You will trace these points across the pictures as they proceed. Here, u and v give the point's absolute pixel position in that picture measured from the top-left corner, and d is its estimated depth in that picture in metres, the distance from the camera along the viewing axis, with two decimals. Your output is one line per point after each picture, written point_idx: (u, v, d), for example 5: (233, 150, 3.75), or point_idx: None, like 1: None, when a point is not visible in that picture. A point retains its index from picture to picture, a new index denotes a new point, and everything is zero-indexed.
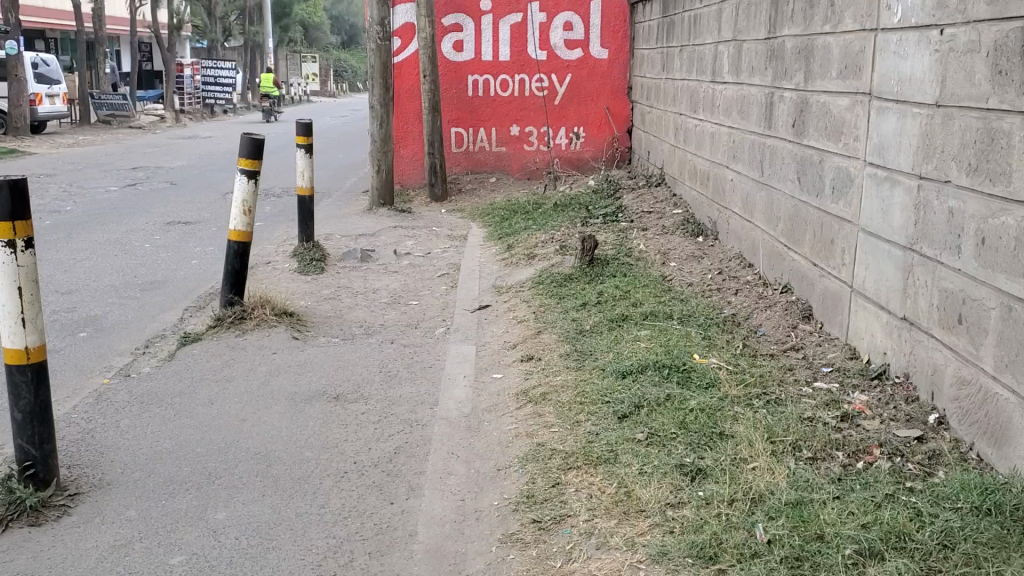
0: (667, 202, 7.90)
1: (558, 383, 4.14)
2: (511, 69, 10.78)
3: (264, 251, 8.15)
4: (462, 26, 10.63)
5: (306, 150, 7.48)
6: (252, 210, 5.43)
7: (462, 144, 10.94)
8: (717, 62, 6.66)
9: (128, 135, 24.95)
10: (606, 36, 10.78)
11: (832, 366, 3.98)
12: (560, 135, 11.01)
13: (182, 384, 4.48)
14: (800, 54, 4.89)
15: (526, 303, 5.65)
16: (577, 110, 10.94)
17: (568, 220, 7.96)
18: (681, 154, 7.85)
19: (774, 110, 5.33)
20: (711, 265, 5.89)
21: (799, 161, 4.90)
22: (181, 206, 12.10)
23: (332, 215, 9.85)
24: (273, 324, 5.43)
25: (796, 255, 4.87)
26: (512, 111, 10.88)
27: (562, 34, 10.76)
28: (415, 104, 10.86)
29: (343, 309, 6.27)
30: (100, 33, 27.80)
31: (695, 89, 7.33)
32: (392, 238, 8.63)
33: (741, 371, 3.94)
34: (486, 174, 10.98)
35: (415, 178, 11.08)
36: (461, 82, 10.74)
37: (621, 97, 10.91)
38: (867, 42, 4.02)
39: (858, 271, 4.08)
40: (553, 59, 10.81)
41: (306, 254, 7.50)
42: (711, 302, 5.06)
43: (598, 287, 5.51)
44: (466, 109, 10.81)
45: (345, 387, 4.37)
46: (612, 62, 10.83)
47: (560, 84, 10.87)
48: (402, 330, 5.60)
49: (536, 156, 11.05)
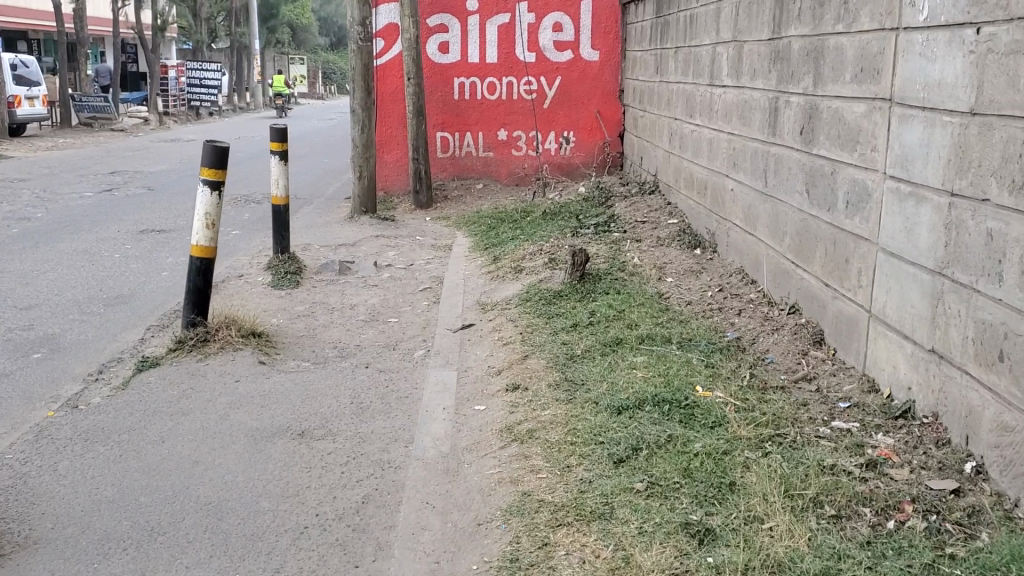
0: (662, 211, 7.52)
1: (547, 418, 3.74)
2: (499, 72, 10.39)
3: (237, 262, 7.73)
4: (448, 27, 10.25)
5: (281, 157, 7.07)
6: (216, 224, 5.02)
7: (447, 149, 10.55)
8: (715, 65, 6.28)
9: (109, 137, 24.46)
10: (597, 37, 10.37)
11: (850, 402, 3.60)
12: (550, 140, 10.61)
13: (133, 418, 4.07)
14: (808, 56, 4.51)
15: (512, 322, 5.24)
16: (567, 114, 10.56)
17: (557, 230, 7.57)
18: (677, 161, 7.47)
19: (779, 116, 4.95)
20: (710, 281, 5.51)
21: (808, 172, 4.53)
22: (157, 213, 11.66)
23: (311, 223, 9.44)
24: (238, 347, 5.03)
25: (806, 274, 4.50)
26: (500, 114, 10.49)
27: (551, 35, 10.36)
28: (399, 107, 10.47)
29: (318, 328, 5.87)
30: (81, 34, 27.31)
31: (692, 92, 6.95)
32: (373, 249, 8.22)
33: (750, 407, 3.55)
34: (473, 180, 10.60)
35: (399, 185, 10.68)
36: (447, 85, 10.35)
37: (613, 101, 10.52)
38: (886, 42, 3.65)
39: (877, 295, 3.70)
40: (542, 61, 10.41)
41: (280, 267, 7.09)
42: (712, 323, 4.68)
43: (589, 306, 5.11)
44: (452, 113, 10.42)
45: (312, 422, 3.97)
46: (603, 65, 10.43)
47: (550, 87, 10.47)
48: (378, 352, 5.19)
49: (525, 161, 10.66)
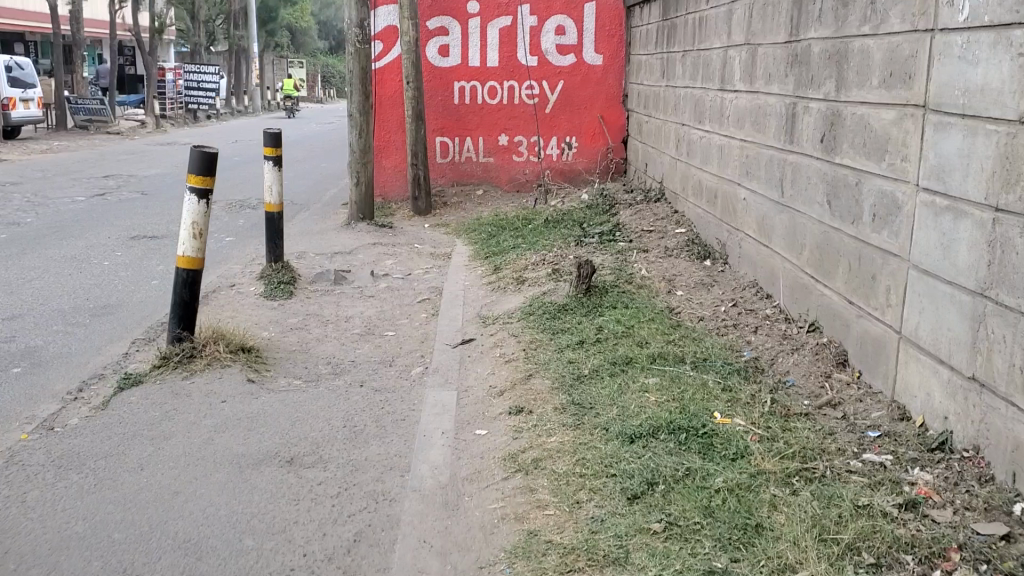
0: (668, 219, 7.27)
1: (553, 445, 3.49)
2: (500, 76, 10.14)
3: (229, 271, 7.48)
4: (448, 30, 10.01)
5: (275, 162, 6.80)
6: (203, 233, 4.77)
7: (447, 154, 10.30)
8: (726, 69, 6.04)
9: (105, 140, 24.20)
10: (601, 41, 10.13)
11: (880, 431, 3.35)
12: (552, 145, 10.37)
13: (111, 442, 3.80)
14: (830, 60, 4.27)
15: (515, 338, 4.99)
16: (570, 119, 10.31)
17: (560, 239, 7.32)
18: (684, 168, 7.22)
19: (797, 122, 4.71)
20: (722, 295, 5.26)
21: (829, 181, 4.28)
22: (149, 218, 11.40)
23: (306, 230, 9.18)
24: (226, 364, 4.79)
25: (827, 290, 4.25)
26: (501, 119, 10.25)
27: (554, 38, 10.12)
28: (398, 112, 10.22)
29: (311, 342, 5.60)
30: (78, 36, 27.07)
31: (701, 97, 6.70)
32: (369, 257, 7.96)
33: (773, 437, 3.30)
34: (473, 186, 10.35)
35: (398, 191, 10.43)
36: (447, 89, 10.11)
37: (616, 106, 10.27)
38: (920, 44, 3.41)
39: (908, 315, 3.45)
40: (544, 64, 10.17)
41: (273, 277, 6.83)
42: (727, 341, 4.43)
43: (596, 321, 4.86)
44: (452, 117, 10.18)
45: (302, 448, 3.72)
46: (606, 69, 10.19)
47: (552, 91, 10.23)
48: (374, 369, 4.93)
49: (526, 167, 10.41)
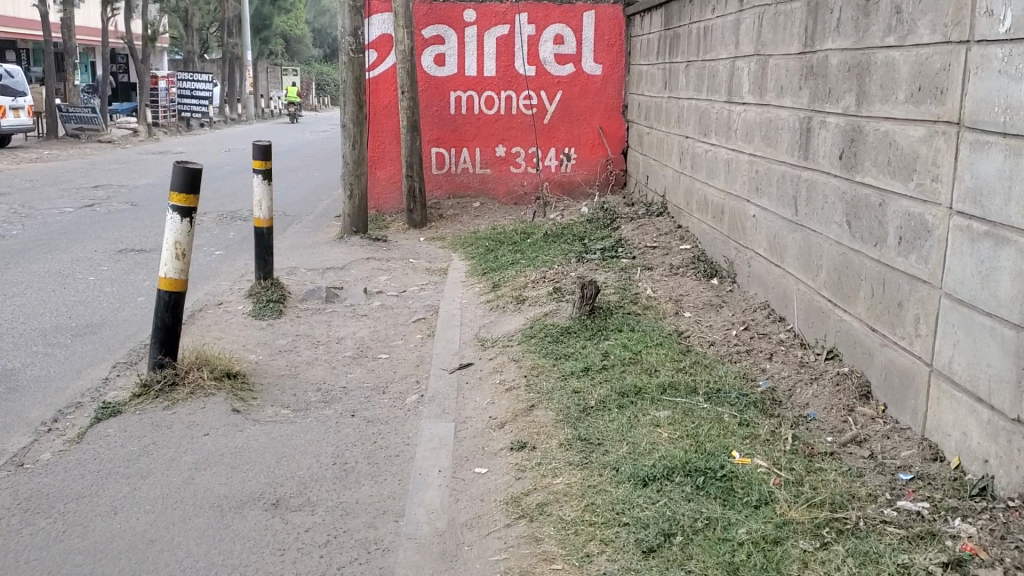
0: (672, 234, 7.02)
1: (560, 487, 3.23)
2: (497, 86, 9.91)
3: (217, 288, 7.21)
4: (444, 39, 9.78)
5: (264, 176, 6.55)
6: (186, 254, 4.52)
7: (443, 166, 10.06)
8: (734, 80, 5.81)
9: (96, 149, 23.91)
10: (600, 51, 9.90)
11: (912, 474, 3.11)
12: (551, 157, 10.14)
13: (83, 482, 3.54)
14: (850, 72, 4.04)
15: (515, 362, 4.73)
16: (568, 130, 10.08)
17: (560, 254, 7.07)
18: (688, 181, 6.99)
19: (813, 137, 4.48)
20: (733, 317, 5.01)
21: (849, 200, 4.05)
22: (138, 230, 11.12)
23: (298, 244, 8.93)
24: (210, 392, 4.53)
25: (848, 315, 4.02)
26: (498, 130, 10.02)
27: (553, 48, 9.89)
28: (392, 122, 9.98)
29: (300, 365, 5.34)
30: (70, 44, 26.81)
31: (706, 109, 6.47)
32: (363, 273, 7.71)
33: (797, 481, 3.05)
34: (469, 198, 10.11)
35: (392, 203, 10.18)
36: (443, 100, 9.87)
37: (616, 117, 10.04)
38: (953, 57, 3.18)
39: (940, 347, 3.21)
40: (543, 74, 9.94)
41: (262, 295, 6.57)
42: (741, 369, 4.18)
43: (602, 346, 4.60)
44: (448, 128, 9.94)
45: (288, 489, 3.46)
46: (606, 79, 9.96)
47: (550, 101, 10.00)
48: (367, 397, 4.68)
49: (524, 179, 10.17)
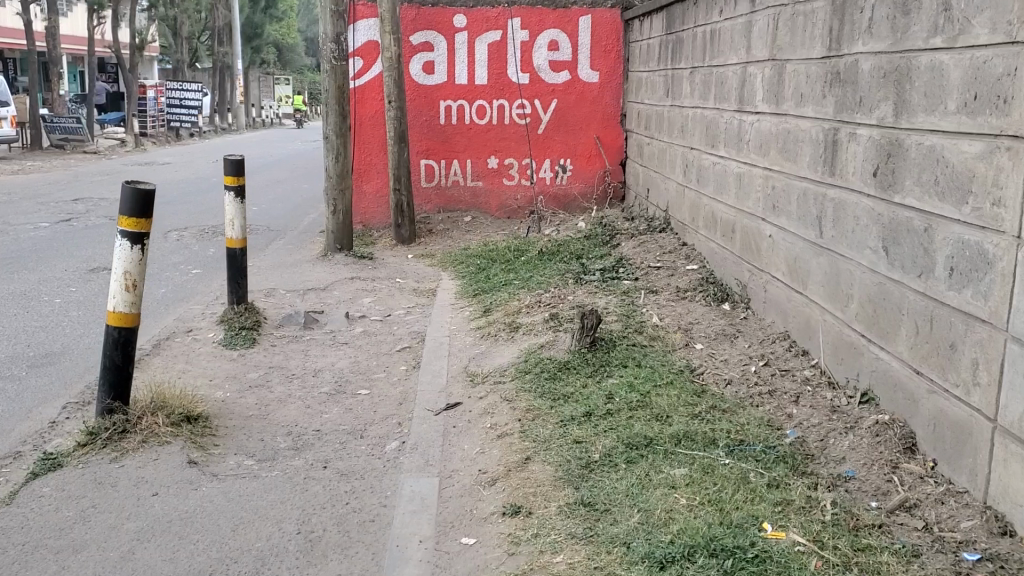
0: (676, 252, 6.55)
1: (560, 567, 2.74)
2: (489, 94, 9.44)
3: (188, 313, 6.70)
4: (433, 45, 9.30)
5: (237, 193, 6.06)
6: (138, 285, 4.02)
7: (433, 178, 9.57)
8: (745, 88, 5.35)
9: (80, 161, 23.36)
10: (597, 57, 9.43)
11: (979, 553, 2.62)
12: (545, 169, 9.66)
13: (4, 559, 3.04)
14: (885, 78, 3.57)
15: (508, 404, 4.23)
16: (564, 140, 9.61)
17: (557, 275, 6.58)
18: (694, 196, 6.52)
19: (840, 152, 4.01)
20: (749, 349, 4.53)
21: (886, 223, 3.58)
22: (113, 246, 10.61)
23: (278, 262, 8.43)
24: (165, 441, 4.03)
25: (886, 354, 3.54)
26: (490, 140, 9.54)
27: (547, 54, 9.42)
28: (379, 133, 9.49)
29: (271, 403, 4.84)
30: (55, 52, 26.25)
31: (714, 119, 6.01)
32: (345, 295, 7.21)
33: (844, 564, 2.57)
34: (461, 212, 9.63)
35: (379, 217, 9.69)
36: (432, 109, 9.40)
37: (614, 126, 9.57)
38: (1020, 59, 2.70)
39: (1004, 401, 2.74)
40: (537, 82, 9.46)
41: (234, 321, 6.08)
42: (764, 415, 3.69)
43: (606, 385, 4.11)
44: (438, 139, 9.46)
45: (243, 568, 2.96)
46: (604, 86, 9.49)
47: (545, 110, 9.52)
48: (343, 443, 4.18)
49: (518, 192, 9.70)
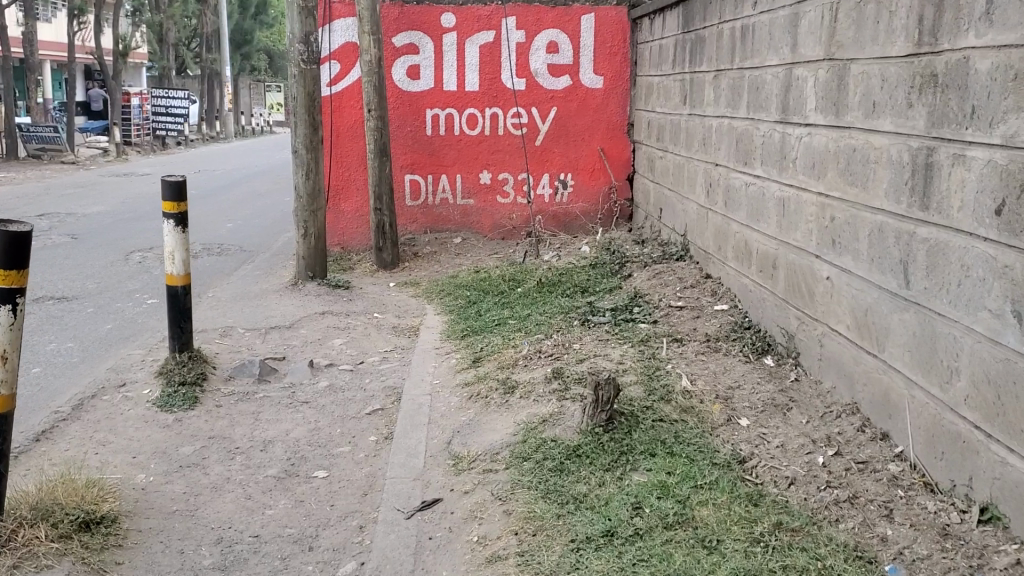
0: (699, 288, 5.57)
1: None
2: (481, 102, 8.47)
3: (127, 360, 5.71)
4: (418, 47, 8.34)
5: (178, 221, 5.09)
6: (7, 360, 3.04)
7: (418, 196, 8.59)
8: (791, 95, 4.39)
9: (55, 171, 22.34)
10: (601, 60, 8.47)
11: None
12: (544, 184, 8.68)
13: None
14: (1016, 82, 2.61)
15: (501, 506, 3.24)
16: (565, 153, 8.64)
17: (559, 314, 5.60)
18: (722, 221, 5.55)
19: (938, 179, 3.04)
20: (809, 430, 3.55)
21: (1017, 280, 2.61)
22: (68, 270, 9.64)
23: (242, 293, 7.44)
24: (44, 566, 3.03)
25: (1019, 463, 2.57)
26: (482, 153, 8.57)
27: (545, 57, 8.45)
28: (358, 146, 8.52)
29: (203, 491, 3.85)
30: (32, 59, 25.24)
31: (747, 131, 5.05)
32: (314, 335, 6.23)
33: None
34: (450, 233, 8.66)
35: (359, 238, 8.71)
36: (417, 118, 8.43)
37: (620, 138, 8.60)
38: None
39: None
40: (534, 88, 8.49)
41: (174, 375, 5.08)
42: (850, 541, 2.71)
43: (631, 485, 3.12)
44: (424, 151, 8.49)
45: None
46: (609, 93, 8.52)
47: (543, 120, 8.55)
48: (284, 563, 3.19)
49: (513, 210, 8.73)
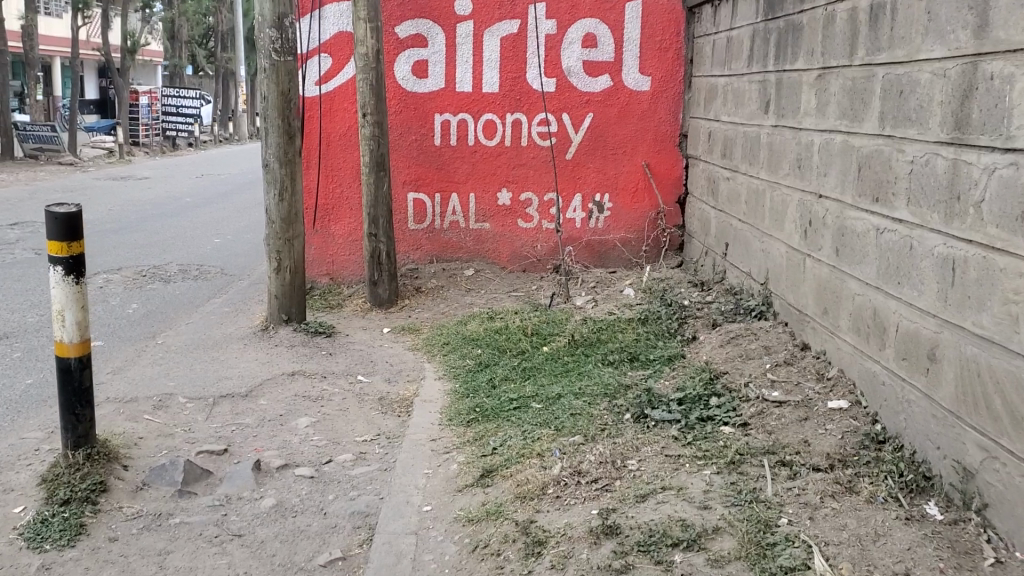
0: (800, 370, 4.04)
1: None
2: (501, 106, 6.97)
3: (17, 445, 4.23)
4: (425, 39, 6.88)
5: (69, 268, 3.63)
6: None
7: (423, 218, 7.11)
8: (975, 101, 2.87)
9: (49, 173, 21.05)
10: (648, 57, 6.95)
11: None
12: (576, 207, 7.14)
13: None
14: None
15: None
16: (603, 169, 7.08)
17: (602, 399, 4.08)
18: (833, 275, 4.03)
19: None
20: None
21: None
22: (13, 295, 8.20)
23: (200, 340, 5.95)
24: None
25: None
26: (501, 168, 7.06)
27: (580, 52, 6.93)
28: (352, 158, 7.03)
29: None
30: (31, 53, 24.01)
31: (884, 156, 3.53)
32: (275, 411, 4.72)
33: None
34: (460, 264, 7.18)
35: (351, 268, 7.20)
36: (423, 125, 6.96)
37: (670, 152, 7.06)
38: None
39: None
40: (566, 90, 6.97)
41: (58, 486, 3.60)
42: None
43: None
44: (430, 164, 7.03)
45: None
46: (657, 96, 6.98)
47: (576, 128, 7.01)
48: None
49: (537, 238, 7.19)
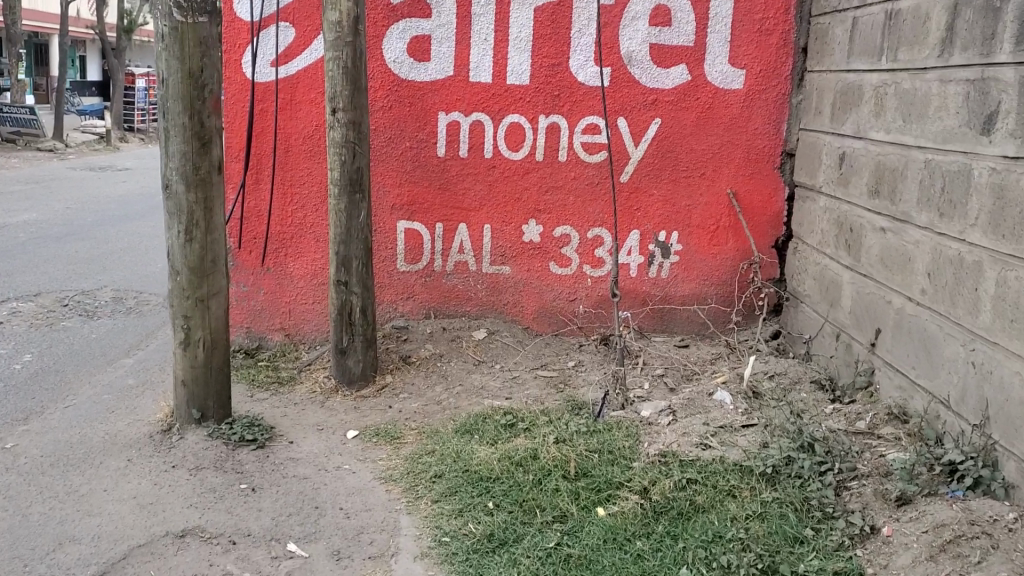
0: None
1: None
2: (532, 105, 4.93)
3: None
4: (429, 6, 4.86)
5: None
6: None
7: (417, 257, 5.10)
8: None
9: (21, 159, 19.10)
10: (742, 42, 4.87)
11: None
12: (631, 248, 5.10)
13: None
14: None
15: None
16: (672, 198, 5.03)
17: None
18: None
19: None
20: None
21: None
22: None
23: (67, 448, 3.92)
24: None
25: None
26: (530, 191, 5.02)
27: (646, 31, 4.87)
28: (320, 172, 5.01)
29: None
30: (11, 28, 22.10)
31: None
32: None
33: None
34: (467, 321, 5.17)
35: (315, 322, 5.19)
36: (422, 128, 4.94)
37: (767, 177, 4.99)
38: None
39: None
40: (624, 85, 4.91)
41: None
42: None
43: None
44: (429, 183, 5.00)
45: None
46: (754, 98, 4.91)
47: (637, 139, 4.96)
48: None
49: (575, 289, 5.14)
